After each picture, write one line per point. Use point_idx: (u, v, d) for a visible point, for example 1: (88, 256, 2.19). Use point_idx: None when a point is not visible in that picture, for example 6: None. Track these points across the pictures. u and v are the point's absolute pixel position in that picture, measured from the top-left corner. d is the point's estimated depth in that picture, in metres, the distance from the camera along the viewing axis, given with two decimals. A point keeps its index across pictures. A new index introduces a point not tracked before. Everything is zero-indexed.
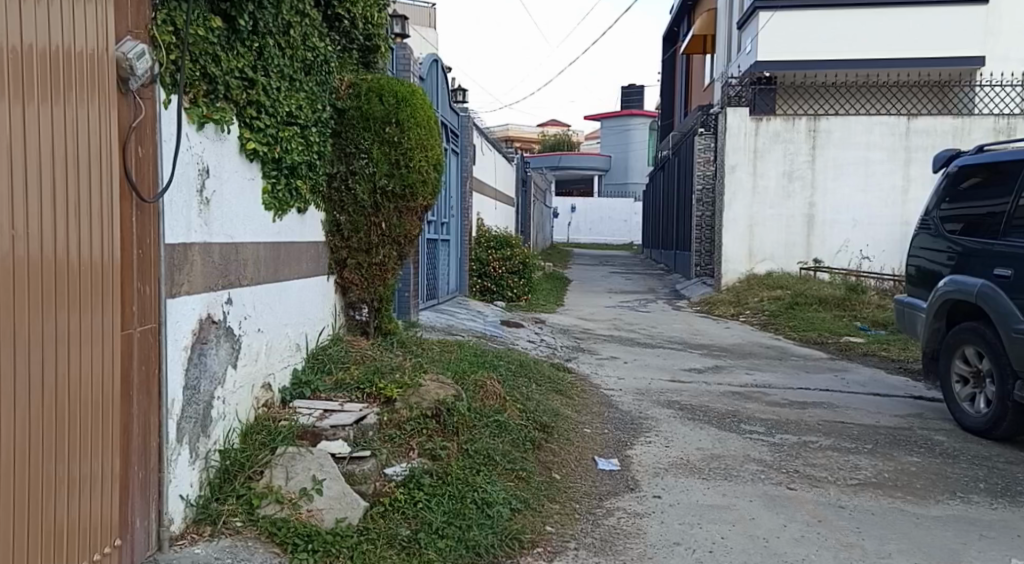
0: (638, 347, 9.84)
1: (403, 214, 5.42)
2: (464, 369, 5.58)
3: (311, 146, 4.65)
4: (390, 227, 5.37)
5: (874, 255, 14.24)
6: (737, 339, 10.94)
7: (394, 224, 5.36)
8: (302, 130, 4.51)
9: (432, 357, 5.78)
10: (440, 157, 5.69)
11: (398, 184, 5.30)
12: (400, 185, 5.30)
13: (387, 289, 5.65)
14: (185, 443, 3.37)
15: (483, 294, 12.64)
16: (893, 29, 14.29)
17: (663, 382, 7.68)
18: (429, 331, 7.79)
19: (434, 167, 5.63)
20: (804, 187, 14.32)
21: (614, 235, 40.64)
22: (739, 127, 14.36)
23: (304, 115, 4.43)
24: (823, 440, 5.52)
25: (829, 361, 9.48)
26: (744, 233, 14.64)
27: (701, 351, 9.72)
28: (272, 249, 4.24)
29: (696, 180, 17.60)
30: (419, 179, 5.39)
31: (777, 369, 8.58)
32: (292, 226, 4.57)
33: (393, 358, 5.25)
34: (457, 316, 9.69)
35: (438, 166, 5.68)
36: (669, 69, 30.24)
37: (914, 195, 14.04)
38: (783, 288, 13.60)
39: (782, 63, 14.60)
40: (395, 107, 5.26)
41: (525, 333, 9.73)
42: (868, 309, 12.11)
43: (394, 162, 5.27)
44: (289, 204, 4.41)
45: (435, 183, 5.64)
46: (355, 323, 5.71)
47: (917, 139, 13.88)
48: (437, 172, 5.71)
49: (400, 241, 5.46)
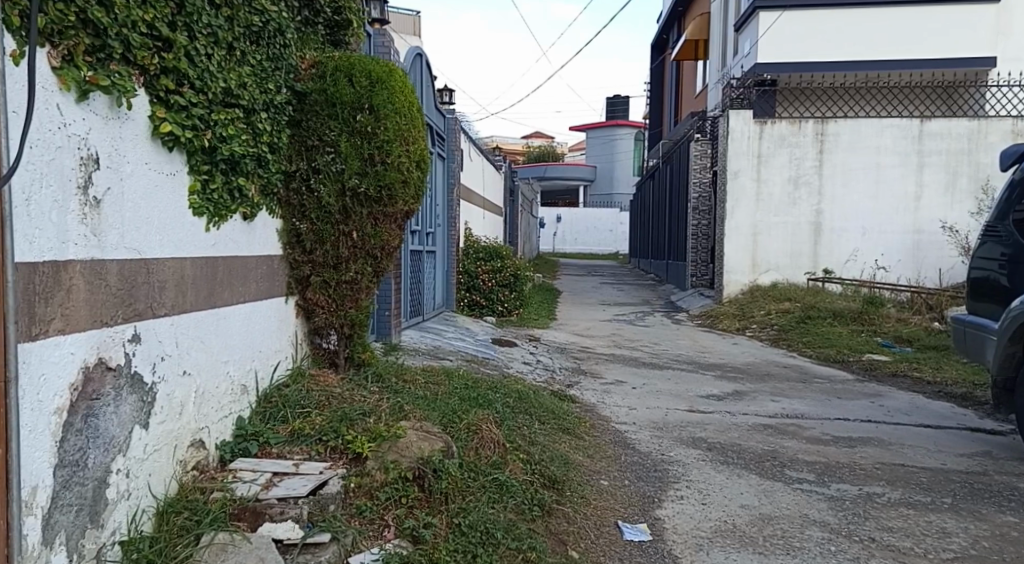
0: (643, 367, 8.92)
1: (379, 223, 4.41)
2: (456, 409, 4.58)
3: (263, 135, 3.66)
4: (366, 236, 4.39)
5: (890, 265, 13.33)
6: (749, 358, 10.04)
7: (367, 232, 4.37)
8: (248, 116, 3.51)
9: (416, 393, 4.75)
10: (427, 154, 4.68)
11: (373, 184, 4.29)
12: (375, 185, 4.29)
13: (364, 310, 4.64)
14: (62, 546, 2.32)
15: (470, 309, 11.63)
16: (900, 29, 13.53)
17: (680, 412, 6.76)
18: (414, 357, 6.75)
19: (418, 165, 4.58)
20: (812, 194, 13.47)
21: (600, 244, 39.82)
22: (742, 131, 13.52)
23: (249, 96, 3.43)
24: (890, 493, 4.92)
25: (856, 384, 8.61)
26: (748, 242, 13.76)
27: (713, 372, 8.80)
28: (205, 267, 3.20)
29: (693, 187, 16.71)
30: (399, 179, 4.37)
31: (805, 396, 7.72)
32: (236, 236, 3.53)
33: (365, 398, 4.22)
34: (444, 335, 8.66)
35: (422, 164, 4.63)
36: (658, 77, 29.40)
37: (929, 202, 13.16)
38: (792, 301, 12.72)
39: (784, 64, 13.82)
40: (370, 90, 4.25)
41: (519, 353, 8.72)
42: (888, 323, 11.24)
43: (368, 157, 4.26)
44: (228, 209, 3.38)
45: (418, 184, 4.59)
46: (322, 353, 4.71)
47: (930, 143, 13.03)
48: (422, 171, 4.65)
49: (377, 253, 4.47)
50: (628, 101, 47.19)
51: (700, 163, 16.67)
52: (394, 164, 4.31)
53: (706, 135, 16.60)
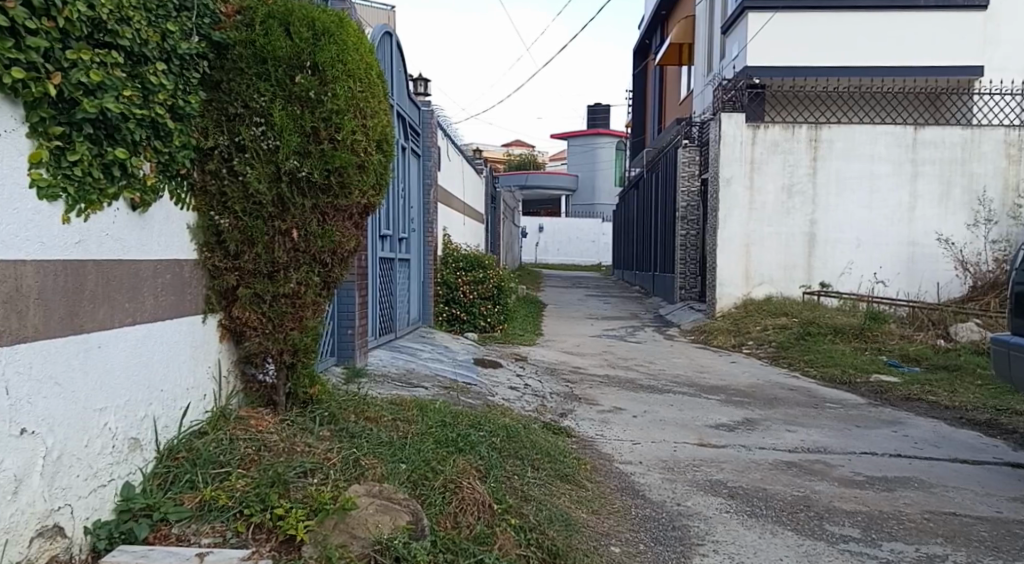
0: (641, 391, 8.03)
1: (331, 221, 3.88)
2: (440, 455, 3.94)
3: (163, 94, 3.05)
4: (310, 236, 3.81)
5: (889, 278, 12.41)
6: (750, 378, 9.15)
7: (314, 232, 3.81)
8: (132, 67, 2.84)
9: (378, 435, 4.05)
10: (389, 133, 4.16)
11: (317, 171, 3.71)
12: (321, 169, 3.72)
13: (316, 325, 4.03)
14: None
15: (450, 323, 10.71)
16: (893, 33, 12.87)
17: (690, 447, 5.91)
18: (378, 386, 5.78)
19: (378, 145, 4.05)
20: (806, 203, 12.49)
21: (583, 255, 38.93)
22: (735, 136, 12.49)
23: (133, 34, 2.79)
24: (955, 555, 4.04)
25: (871, 409, 7.65)
26: (740, 253, 12.68)
27: (717, 397, 7.91)
28: (63, 298, 2.51)
29: (680, 196, 15.96)
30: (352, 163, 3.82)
31: (823, 425, 6.85)
32: (119, 240, 2.87)
33: (301, 449, 3.56)
34: (418, 355, 7.74)
35: (383, 144, 4.10)
36: (640, 84, 28.76)
37: (923, 213, 12.28)
38: (790, 315, 11.68)
39: (774, 68, 13.05)
40: (313, 45, 3.69)
41: (504, 376, 7.80)
42: (894, 341, 10.08)
43: (312, 133, 3.68)
44: (101, 199, 2.71)
45: (378, 167, 4.06)
46: (259, 389, 4.07)
47: (925, 152, 12.18)
48: (382, 153, 4.12)
49: (325, 257, 3.91)
50: (608, 111, 46.52)
51: (687, 170, 15.90)
52: (344, 144, 3.75)
53: (694, 140, 15.72)
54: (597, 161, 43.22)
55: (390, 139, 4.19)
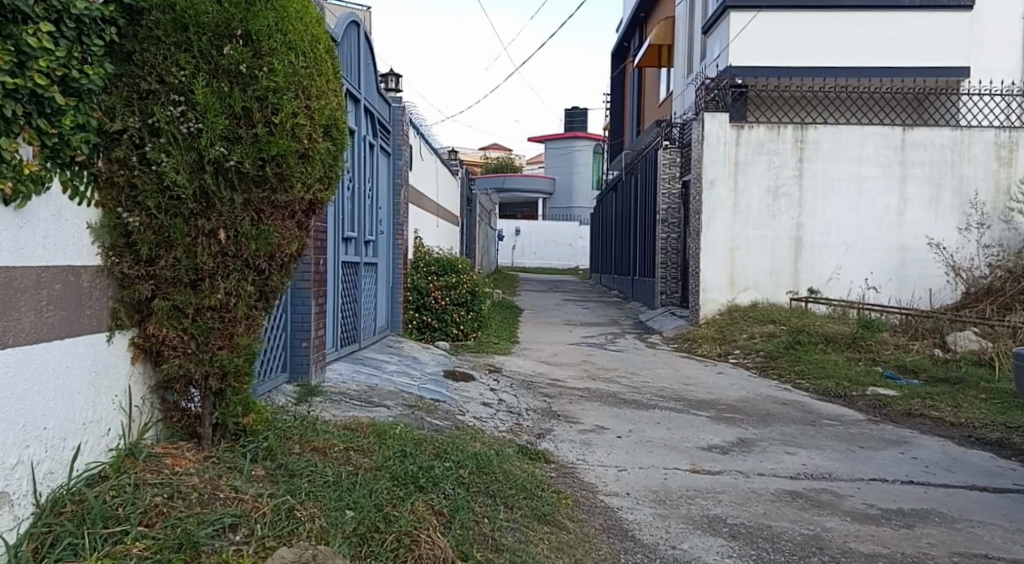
0: (624, 407, 7.45)
1: (268, 220, 3.18)
2: (395, 497, 3.49)
3: (52, 62, 2.48)
4: (241, 239, 3.12)
5: (881, 284, 11.98)
6: (739, 392, 8.60)
7: (248, 231, 3.12)
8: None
9: (319, 470, 3.55)
10: (341, 117, 3.46)
11: (247, 160, 3.02)
12: (252, 157, 3.02)
13: (253, 344, 3.36)
14: None
15: (420, 332, 9.98)
16: (879, 32, 12.46)
17: (682, 474, 5.35)
18: (329, 411, 5.04)
19: (326, 131, 3.36)
20: (791, 206, 12.01)
21: (560, 258, 38.39)
22: (719, 136, 11.97)
23: None
24: None
25: (872, 426, 7.12)
26: (725, 258, 12.14)
27: (706, 413, 7.35)
28: None
29: (661, 199, 15.44)
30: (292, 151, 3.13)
31: (823, 446, 6.30)
32: None
33: (222, 494, 3.03)
34: (382, 369, 7.05)
35: (332, 130, 3.41)
36: (618, 85, 28.34)
37: (913, 216, 11.86)
38: (778, 323, 11.16)
39: (757, 68, 12.52)
40: (244, 11, 3.01)
41: (476, 391, 7.18)
42: (888, 351, 9.59)
43: (242, 116, 3.00)
44: None
45: (326, 157, 3.37)
46: (182, 419, 3.38)
47: (914, 153, 11.76)
48: (331, 140, 3.43)
49: (261, 264, 3.22)
50: (586, 112, 45.98)
51: (667, 172, 15.31)
52: (281, 129, 3.06)
53: (675, 142, 15.19)
54: (575, 164, 42.72)
55: (342, 122, 3.49)
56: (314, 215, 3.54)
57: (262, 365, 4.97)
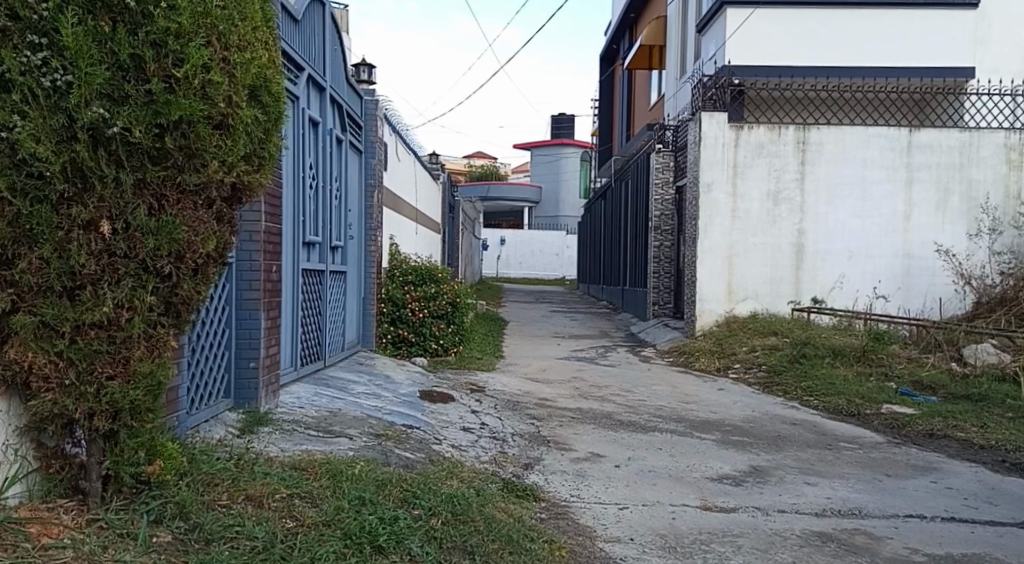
0: (621, 430, 6.71)
1: (172, 209, 2.42)
2: None
3: None
4: (134, 233, 2.36)
5: (889, 293, 11.35)
6: (744, 411, 7.88)
7: (144, 222, 2.36)
8: None
9: (254, 530, 2.78)
10: (273, 76, 2.73)
11: (139, 128, 2.29)
12: (147, 125, 2.30)
13: (161, 368, 2.54)
14: None
15: (394, 347, 9.20)
16: (881, 31, 11.92)
17: (692, 512, 4.61)
18: (276, 445, 4.33)
19: (250, 93, 2.64)
20: (793, 211, 11.37)
21: (546, 269, 37.68)
22: (716, 137, 11.31)
23: None
24: None
25: (895, 450, 6.42)
26: (722, 266, 11.47)
27: (712, 437, 6.63)
28: None
29: (652, 206, 14.78)
30: (204, 117, 2.42)
31: (846, 476, 5.59)
32: None
33: None
34: (348, 391, 6.27)
35: (255, 93, 2.68)
36: (606, 92, 27.77)
37: (919, 222, 11.26)
38: (780, 335, 10.47)
39: (756, 68, 11.93)
40: None
41: (455, 414, 6.41)
42: (901, 365, 8.95)
43: (133, 69, 2.28)
44: None
45: (254, 130, 2.65)
46: (64, 468, 2.62)
47: (921, 156, 11.16)
48: (258, 105, 2.70)
49: (165, 267, 2.43)
50: (572, 122, 45.47)
51: (660, 177, 14.67)
52: (186, 86, 2.35)
53: (668, 145, 14.59)
54: (561, 173, 42.13)
55: (275, 84, 2.77)
56: (240, 204, 2.77)
57: (194, 391, 4.24)
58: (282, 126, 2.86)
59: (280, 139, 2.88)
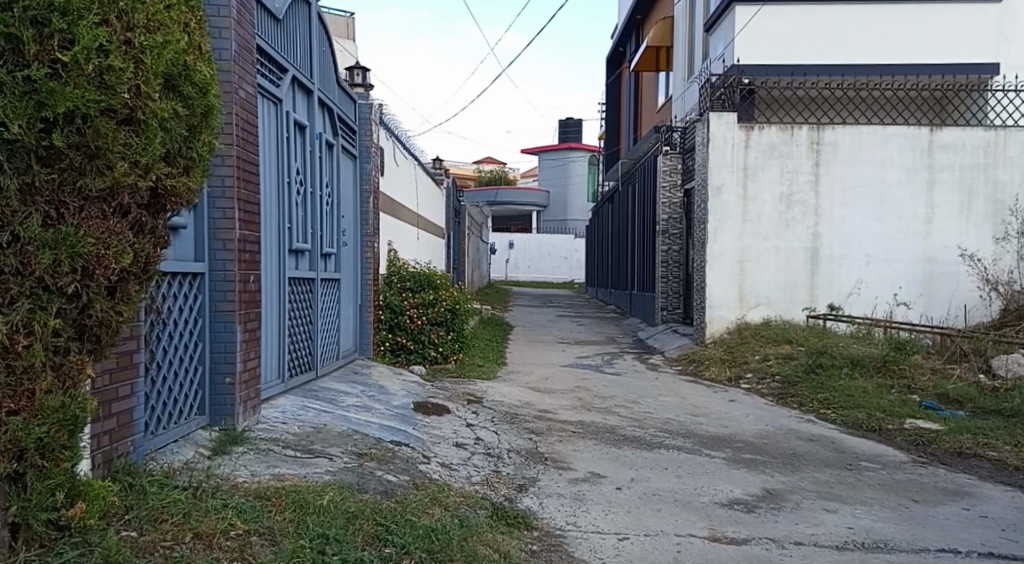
0: (626, 446, 6.31)
1: (75, 219, 2.12)
2: None
3: None
4: (27, 247, 2.02)
5: (912, 300, 10.90)
6: (757, 425, 7.46)
7: (41, 234, 2.03)
8: None
9: None
10: (194, 63, 2.44)
11: (18, 122, 1.94)
12: (29, 119, 1.96)
13: (77, 404, 2.26)
14: None
15: (393, 354, 8.84)
16: (899, 27, 11.48)
17: (701, 544, 4.21)
18: (247, 469, 3.73)
19: (165, 84, 2.35)
20: (807, 214, 10.94)
21: (555, 272, 37.29)
22: (726, 138, 10.90)
23: None
24: None
25: (922, 471, 5.99)
26: (733, 272, 11.05)
27: (722, 455, 6.22)
28: None
29: (660, 209, 14.37)
30: (105, 110, 2.11)
31: (869, 501, 5.17)
32: None
33: None
34: (338, 404, 5.84)
35: (171, 83, 2.37)
36: (615, 93, 27.35)
37: (941, 225, 10.80)
38: (794, 344, 10.04)
39: (768, 66, 11.49)
40: None
41: (449, 429, 6.02)
42: (925, 377, 8.52)
43: (10, 53, 1.93)
44: None
45: (174, 130, 2.38)
46: None
47: (942, 156, 10.71)
48: (183, 104, 2.44)
49: (68, 287, 2.12)
50: (582, 124, 45.10)
51: (668, 180, 14.27)
52: (77, 72, 2.02)
53: (676, 147, 14.15)
54: (570, 175, 41.74)
55: (199, 73, 2.48)
56: (165, 212, 2.50)
57: (160, 409, 3.75)
58: (211, 123, 2.60)
59: (211, 136, 2.62)
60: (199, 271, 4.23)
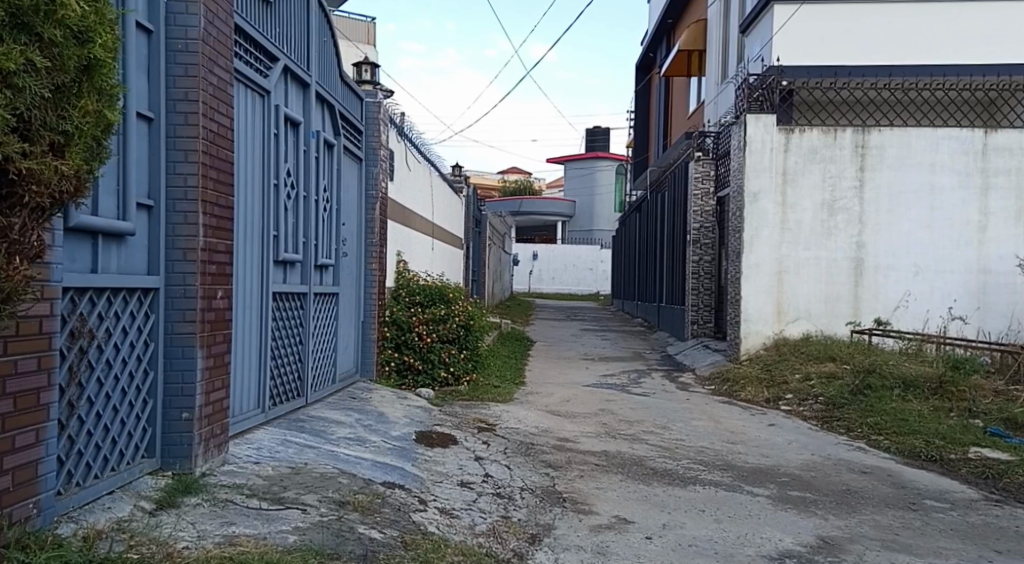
0: (655, 483, 5.56)
1: None
2: None
3: None
4: None
5: (967, 313, 10.02)
6: (802, 455, 6.65)
7: None
8: None
9: None
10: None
11: None
12: None
13: None
14: None
15: (400, 376, 8.15)
16: (949, 25, 10.68)
17: None
18: (194, 528, 3.04)
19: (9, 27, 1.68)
20: (850, 222, 10.11)
21: (580, 284, 36.52)
22: (764, 141, 10.12)
23: None
24: None
25: (1000, 513, 5.15)
26: (771, 285, 10.23)
27: (766, 493, 5.44)
28: None
29: (690, 217, 13.61)
30: None
31: (943, 553, 4.37)
32: None
33: None
34: (327, 437, 5.17)
35: (20, 26, 1.71)
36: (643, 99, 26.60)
37: (997, 233, 9.92)
38: (838, 361, 9.18)
39: (809, 67, 10.71)
40: None
41: (453, 465, 5.31)
42: (987, 400, 7.65)
43: None
44: None
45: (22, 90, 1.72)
46: None
47: (996, 160, 9.84)
48: (43, 55, 1.76)
49: None
50: (608, 133, 44.34)
51: (700, 187, 13.49)
52: None
53: (709, 152, 13.36)
54: (596, 185, 40.99)
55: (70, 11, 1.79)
56: (24, 205, 1.85)
57: (93, 457, 3.09)
58: (96, 82, 1.93)
59: (96, 103, 1.95)
60: (153, 287, 3.56)
